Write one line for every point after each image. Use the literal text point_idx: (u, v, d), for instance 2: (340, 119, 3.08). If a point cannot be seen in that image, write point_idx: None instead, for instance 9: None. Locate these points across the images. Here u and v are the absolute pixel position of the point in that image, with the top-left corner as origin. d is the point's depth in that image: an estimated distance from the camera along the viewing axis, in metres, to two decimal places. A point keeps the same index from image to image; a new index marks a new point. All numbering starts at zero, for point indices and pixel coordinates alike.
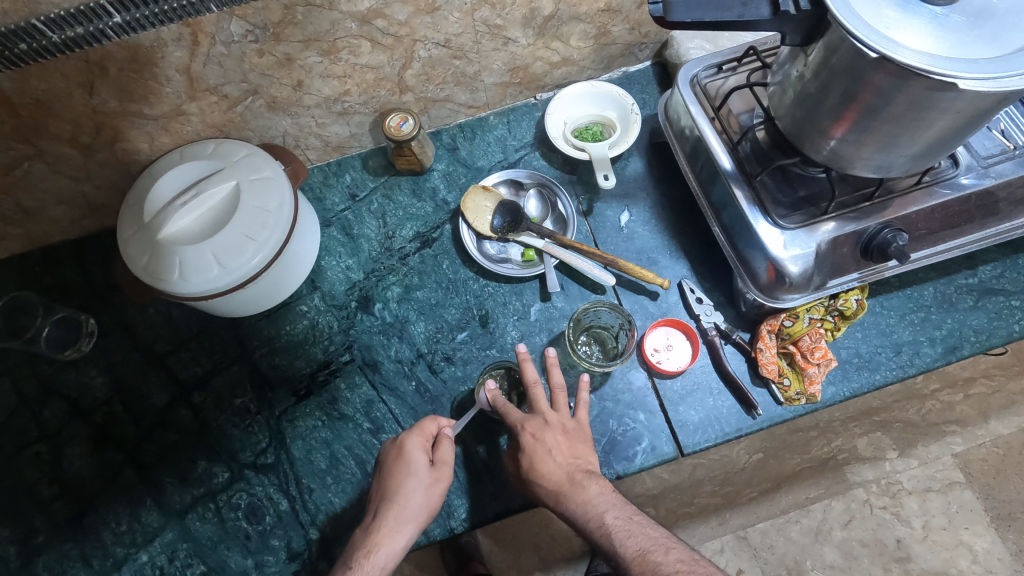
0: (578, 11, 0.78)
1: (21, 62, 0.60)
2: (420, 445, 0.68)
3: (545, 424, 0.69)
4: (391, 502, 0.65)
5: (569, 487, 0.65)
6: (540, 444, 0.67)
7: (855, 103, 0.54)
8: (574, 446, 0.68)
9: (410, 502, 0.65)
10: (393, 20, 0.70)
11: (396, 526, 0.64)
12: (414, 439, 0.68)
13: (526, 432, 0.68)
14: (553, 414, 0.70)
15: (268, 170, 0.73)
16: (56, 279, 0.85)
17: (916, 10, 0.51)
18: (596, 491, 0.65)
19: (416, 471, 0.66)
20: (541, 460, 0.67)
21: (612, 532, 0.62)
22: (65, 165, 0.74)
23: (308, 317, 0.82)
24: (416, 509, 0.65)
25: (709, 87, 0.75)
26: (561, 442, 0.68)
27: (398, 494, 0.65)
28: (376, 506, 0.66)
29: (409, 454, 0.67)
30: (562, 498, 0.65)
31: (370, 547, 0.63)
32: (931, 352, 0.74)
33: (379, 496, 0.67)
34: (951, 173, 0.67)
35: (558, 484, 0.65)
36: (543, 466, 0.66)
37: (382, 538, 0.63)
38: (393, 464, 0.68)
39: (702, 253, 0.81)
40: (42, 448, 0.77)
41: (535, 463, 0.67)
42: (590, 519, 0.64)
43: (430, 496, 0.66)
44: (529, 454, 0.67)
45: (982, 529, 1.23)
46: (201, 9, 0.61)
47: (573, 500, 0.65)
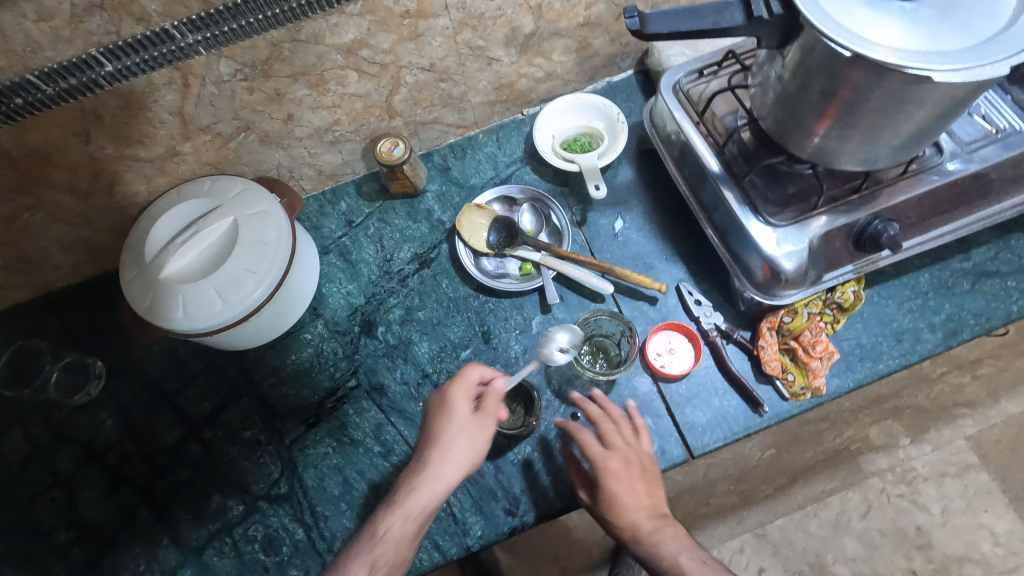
0: (559, 27, 0.80)
1: (18, 116, 0.61)
2: (464, 396, 0.68)
3: (626, 459, 0.68)
4: (431, 447, 0.64)
5: (653, 531, 0.64)
6: (620, 481, 0.66)
7: (835, 100, 0.55)
8: (648, 491, 0.67)
9: (454, 446, 0.64)
10: (378, 49, 0.71)
11: (431, 479, 0.62)
12: (456, 394, 0.67)
13: (605, 473, 0.67)
14: (628, 448, 0.69)
15: (265, 203, 0.75)
16: (62, 324, 0.86)
17: (886, 7, 0.52)
18: (675, 540, 0.63)
19: (462, 419, 0.66)
20: (624, 501, 0.66)
21: (686, 569, 0.60)
22: (65, 213, 0.76)
23: (313, 344, 0.82)
24: (463, 453, 0.64)
25: (692, 92, 0.76)
26: (643, 483, 0.67)
27: (438, 439, 0.64)
28: (419, 451, 0.65)
29: (455, 402, 0.67)
30: (635, 540, 0.64)
31: (426, 474, 0.63)
32: (932, 338, 0.75)
33: (423, 445, 0.65)
34: (937, 160, 0.68)
35: (637, 525, 0.64)
36: (626, 504, 0.65)
37: (435, 469, 0.63)
38: (435, 419, 0.67)
39: (697, 254, 0.82)
40: (57, 493, 0.77)
41: (614, 501, 0.66)
42: (662, 556, 0.62)
43: (473, 451, 0.64)
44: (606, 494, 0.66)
45: (1002, 510, 1.23)
46: (191, 53, 0.63)
47: (652, 540, 0.63)
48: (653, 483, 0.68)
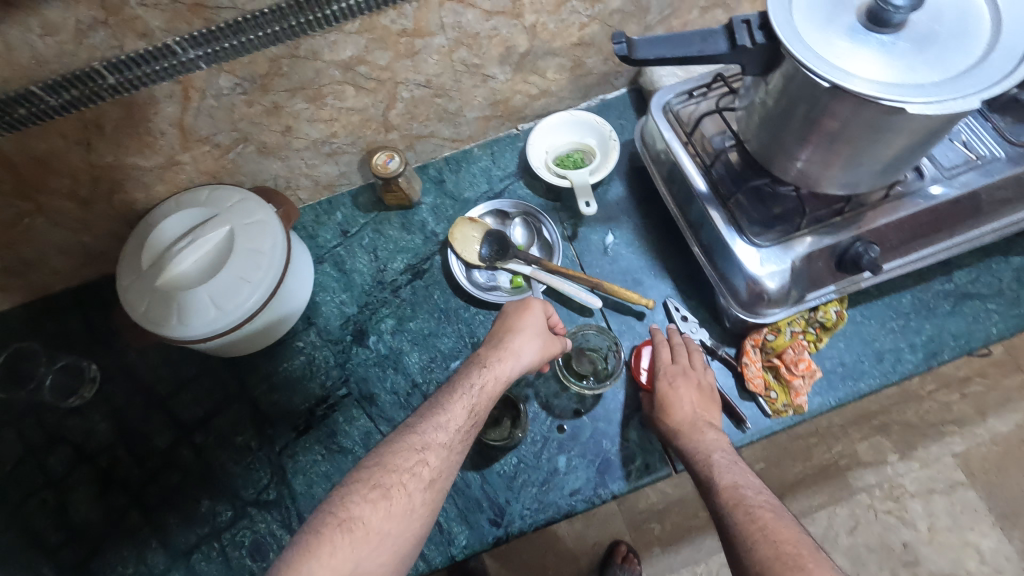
0: (553, 47, 0.82)
1: (21, 125, 0.63)
2: (544, 305, 0.74)
3: (685, 372, 0.73)
4: (514, 332, 0.69)
5: (692, 427, 0.69)
6: (677, 390, 0.71)
7: (816, 126, 0.57)
8: (699, 397, 0.71)
9: (531, 339, 0.69)
10: (375, 66, 0.73)
11: (513, 356, 0.67)
12: (537, 301, 0.73)
13: (666, 377, 0.73)
14: (700, 373, 0.73)
15: (261, 214, 0.76)
16: (58, 327, 0.87)
17: (864, 38, 0.53)
18: (713, 440, 0.68)
19: (543, 319, 0.72)
20: (672, 404, 0.71)
21: (714, 464, 0.65)
22: (65, 218, 0.77)
23: (305, 352, 0.84)
24: (537, 349, 0.69)
25: (682, 113, 0.78)
26: (693, 394, 0.71)
27: (517, 330, 0.70)
28: (499, 337, 0.69)
29: (538, 305, 0.73)
30: (679, 436, 0.69)
31: (505, 352, 0.67)
32: (913, 358, 0.76)
33: (499, 334, 0.70)
34: (918, 185, 0.69)
35: (681, 425, 0.69)
36: (680, 408, 0.70)
37: (515, 346, 0.68)
38: (514, 312, 0.72)
39: (684, 271, 0.83)
40: (49, 494, 0.78)
41: (671, 406, 0.71)
42: (698, 451, 0.67)
43: (542, 351, 0.70)
44: (666, 400, 0.71)
45: (988, 528, 1.24)
46: (191, 67, 0.64)
47: (691, 441, 0.68)
48: (706, 396, 0.72)
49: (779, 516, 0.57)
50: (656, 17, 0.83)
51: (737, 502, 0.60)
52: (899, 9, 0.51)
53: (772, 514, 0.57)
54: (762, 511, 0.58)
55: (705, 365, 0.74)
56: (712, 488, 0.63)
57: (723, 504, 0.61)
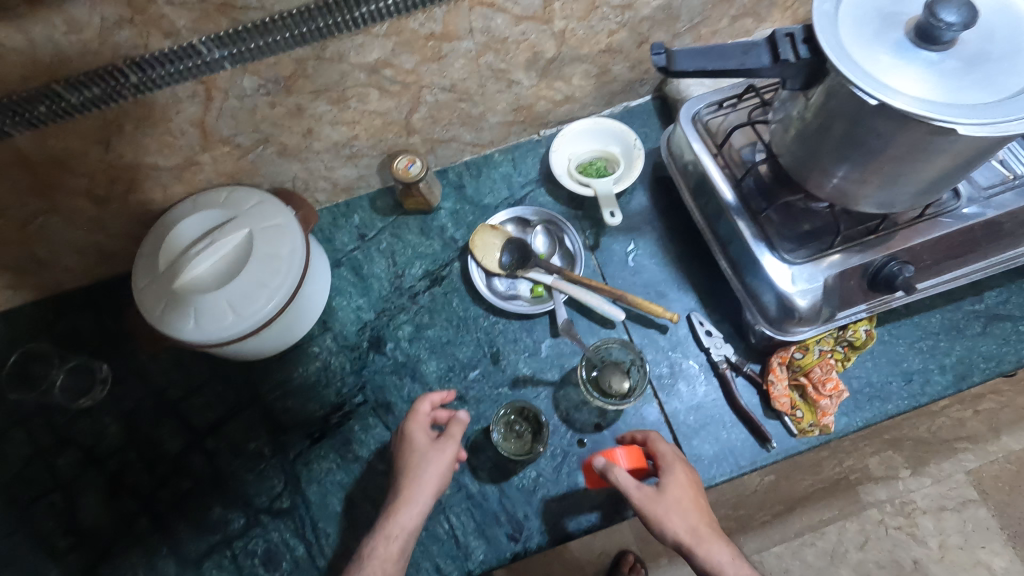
0: (580, 53, 0.80)
1: (40, 124, 0.61)
2: (421, 429, 0.70)
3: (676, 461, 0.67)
4: (405, 473, 0.67)
5: (712, 536, 0.64)
6: (673, 496, 0.65)
7: (855, 143, 0.56)
8: (696, 495, 0.66)
9: (427, 473, 0.67)
10: (401, 69, 0.72)
11: (411, 502, 0.66)
12: (414, 426, 0.70)
13: (670, 472, 0.66)
14: (682, 474, 0.66)
15: (280, 217, 0.75)
16: (68, 326, 0.86)
17: (911, 56, 0.52)
18: (718, 548, 0.64)
19: (422, 443, 0.69)
20: (673, 517, 0.64)
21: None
22: (79, 217, 0.76)
23: (321, 358, 0.82)
24: (434, 469, 0.67)
25: (711, 124, 0.76)
26: (687, 500, 0.65)
27: (405, 478, 0.67)
28: (401, 481, 0.68)
29: (415, 429, 0.70)
30: (687, 547, 0.64)
31: (397, 504, 0.66)
32: (943, 380, 0.75)
33: (395, 483, 0.69)
34: (953, 205, 0.68)
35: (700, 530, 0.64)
36: (690, 510, 0.64)
37: (407, 495, 0.66)
38: (404, 450, 0.69)
39: (709, 284, 0.82)
40: (57, 497, 0.77)
41: (688, 510, 0.64)
42: (736, 569, 0.63)
43: (439, 474, 0.67)
44: (677, 500, 0.64)
45: (1000, 547, 1.23)
46: (216, 67, 0.63)
47: (708, 550, 0.64)
48: (698, 489, 0.66)
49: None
50: (686, 24, 0.82)
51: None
52: (952, 26, 0.49)
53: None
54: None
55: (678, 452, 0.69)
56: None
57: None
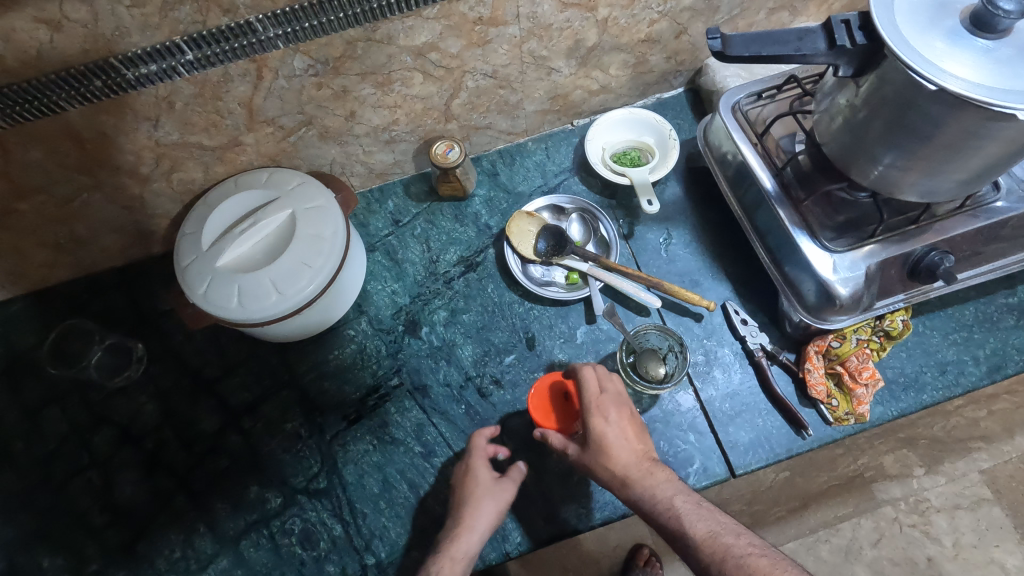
0: (620, 42, 0.80)
1: (95, 99, 0.62)
2: (483, 463, 0.72)
3: (607, 400, 0.70)
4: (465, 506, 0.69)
5: (640, 471, 0.66)
6: (610, 426, 0.68)
7: (906, 131, 0.56)
8: (625, 433, 0.68)
9: (487, 506, 0.69)
10: (446, 53, 0.72)
11: (471, 530, 0.68)
12: (476, 460, 0.72)
13: (596, 412, 0.69)
14: (621, 399, 0.70)
15: (322, 199, 0.75)
16: (104, 306, 0.86)
17: (967, 43, 0.52)
18: (665, 478, 0.65)
19: (484, 478, 0.70)
20: (609, 447, 0.67)
21: (681, 513, 0.62)
22: (121, 196, 0.76)
23: (356, 341, 0.83)
24: (494, 503, 0.69)
25: (750, 114, 0.77)
26: (627, 430, 0.68)
27: (467, 506, 0.69)
28: (455, 513, 0.70)
29: (476, 465, 0.71)
30: (630, 482, 0.65)
31: (459, 529, 0.68)
32: (977, 371, 0.75)
33: (453, 508, 0.70)
34: (991, 198, 0.68)
35: (628, 469, 0.66)
36: (614, 451, 0.67)
37: (468, 520, 0.68)
38: (461, 484, 0.71)
39: (743, 274, 0.82)
40: (94, 474, 0.77)
41: (608, 448, 0.67)
42: (660, 499, 0.64)
43: (499, 512, 0.69)
44: (598, 441, 0.67)
45: (1013, 546, 1.18)
46: (269, 46, 0.63)
47: (642, 484, 0.65)
48: (631, 425, 0.69)
49: (772, 558, 0.57)
50: (725, 16, 0.82)
51: (724, 555, 0.58)
52: (1010, 13, 0.50)
53: (770, 564, 0.56)
54: (753, 559, 0.58)
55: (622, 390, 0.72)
56: (688, 539, 0.61)
57: (706, 557, 0.59)
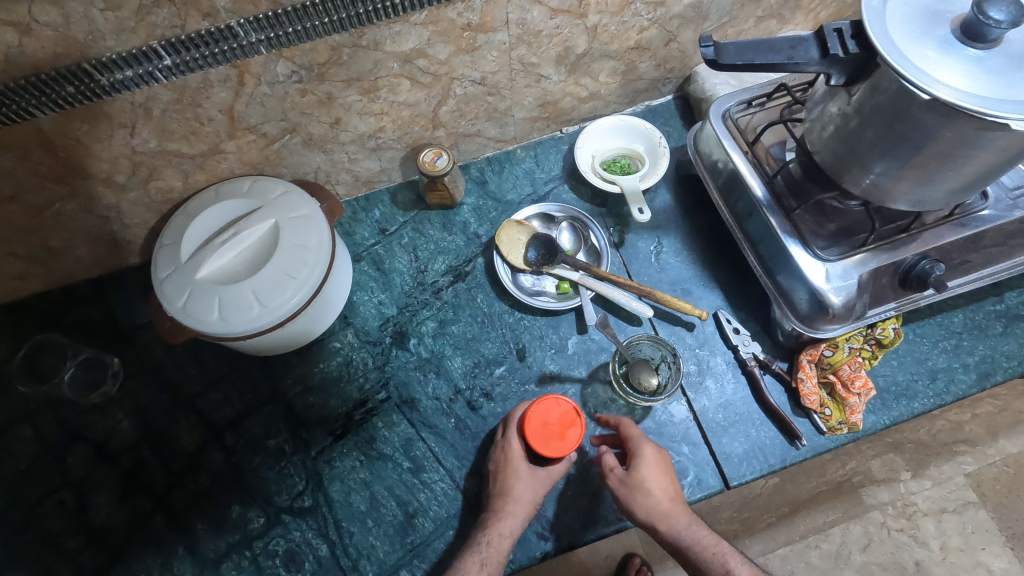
0: (610, 49, 0.80)
1: (67, 105, 0.59)
2: (522, 454, 0.70)
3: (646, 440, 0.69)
4: (506, 495, 0.68)
5: (679, 509, 0.67)
6: (650, 461, 0.68)
7: (899, 140, 0.56)
8: (667, 472, 0.68)
9: (525, 494, 0.68)
10: (434, 59, 0.71)
11: (516, 514, 0.67)
12: (517, 458, 0.70)
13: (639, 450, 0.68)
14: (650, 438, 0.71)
15: (306, 208, 0.73)
16: (78, 318, 0.83)
17: (959, 52, 0.52)
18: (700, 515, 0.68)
19: (525, 471, 0.69)
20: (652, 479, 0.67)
21: (726, 553, 0.65)
22: (97, 205, 0.73)
23: (343, 353, 0.81)
24: (533, 493, 0.69)
25: (740, 122, 0.77)
26: (666, 464, 0.69)
27: (511, 495, 0.68)
28: (497, 500, 0.68)
29: (518, 462, 0.70)
30: (670, 516, 0.66)
31: (505, 512, 0.67)
32: (967, 379, 0.75)
33: (493, 492, 0.69)
34: (979, 206, 0.68)
35: (670, 506, 0.66)
36: (658, 489, 0.66)
37: (512, 505, 0.68)
38: (501, 474, 0.70)
39: (735, 283, 0.82)
40: (67, 495, 0.74)
41: (653, 487, 0.66)
42: (701, 538, 0.65)
43: (538, 499, 0.70)
44: (642, 482, 0.66)
45: (999, 548, 1.17)
46: (251, 52, 0.61)
47: (681, 521, 0.66)
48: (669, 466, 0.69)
49: None
50: (714, 24, 0.82)
51: None
52: (1000, 23, 0.49)
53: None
54: None
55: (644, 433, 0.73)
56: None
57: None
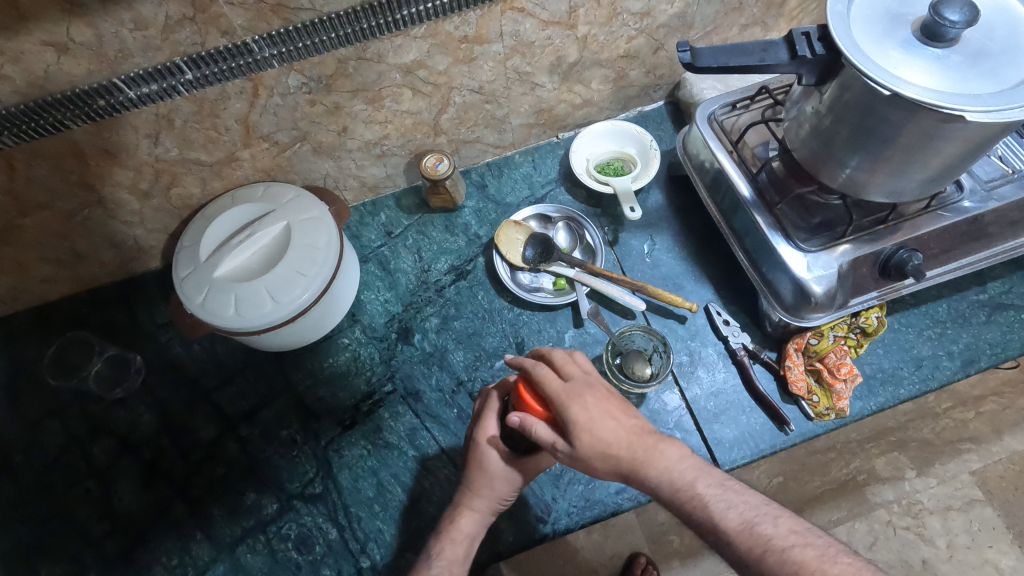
0: (600, 58, 0.84)
1: (97, 117, 0.65)
2: (488, 443, 0.68)
3: (585, 387, 0.60)
4: (468, 490, 0.68)
5: (646, 450, 0.57)
6: (586, 412, 0.58)
7: (868, 134, 0.60)
8: (623, 413, 0.60)
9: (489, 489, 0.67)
10: (434, 70, 0.76)
11: (476, 509, 0.68)
12: (482, 445, 0.68)
13: (571, 402, 0.58)
14: (581, 379, 0.61)
15: (316, 210, 0.78)
16: (103, 319, 0.88)
17: (919, 52, 0.56)
18: (676, 456, 0.57)
19: (490, 463, 0.67)
20: (596, 430, 0.57)
21: (707, 500, 0.54)
22: (122, 211, 0.79)
23: (350, 349, 0.85)
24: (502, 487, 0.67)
25: (725, 123, 0.81)
26: (613, 409, 0.59)
27: (474, 487, 0.68)
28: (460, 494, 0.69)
29: (483, 449, 0.68)
30: (637, 468, 0.57)
31: (463, 508, 0.68)
32: (951, 365, 0.78)
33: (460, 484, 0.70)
34: (956, 198, 0.72)
35: (632, 449, 0.57)
36: (611, 435, 0.57)
37: (470, 503, 0.68)
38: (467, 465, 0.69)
39: (725, 277, 0.85)
40: (92, 484, 0.78)
41: (601, 434, 0.57)
42: (676, 485, 0.55)
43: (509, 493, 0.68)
44: (589, 431, 0.57)
45: (1007, 546, 1.11)
46: (264, 65, 0.66)
47: (654, 466, 0.57)
48: (620, 406, 0.60)
49: (819, 549, 0.49)
50: (699, 32, 0.87)
51: (765, 550, 0.49)
52: (955, 24, 0.53)
53: (820, 556, 0.48)
54: (798, 550, 0.49)
55: (589, 369, 0.63)
56: (717, 530, 0.52)
57: (742, 548, 0.51)
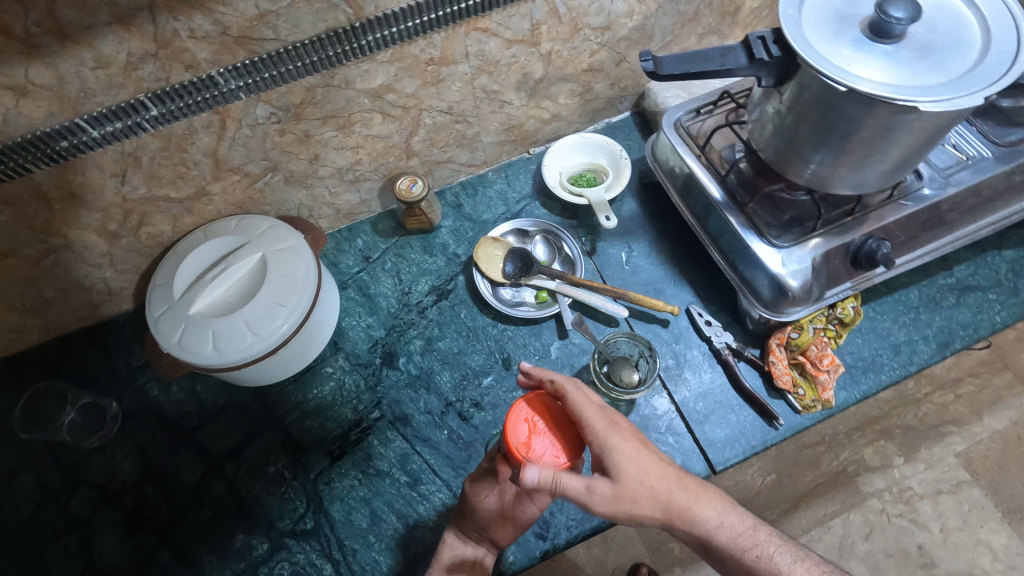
0: (565, 73, 0.86)
1: (59, 159, 0.63)
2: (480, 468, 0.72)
3: (617, 421, 0.61)
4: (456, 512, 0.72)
5: (696, 493, 0.61)
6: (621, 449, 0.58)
7: (829, 130, 0.62)
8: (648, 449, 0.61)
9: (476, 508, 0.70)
10: (403, 93, 0.76)
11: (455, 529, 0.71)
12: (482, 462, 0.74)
13: (614, 438, 0.59)
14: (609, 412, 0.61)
15: (292, 239, 0.77)
16: (76, 366, 0.85)
17: (870, 49, 0.58)
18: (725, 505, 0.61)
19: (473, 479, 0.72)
20: (642, 470, 0.58)
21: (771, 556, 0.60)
22: (90, 254, 0.77)
23: (334, 377, 0.83)
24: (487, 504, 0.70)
25: (691, 129, 0.83)
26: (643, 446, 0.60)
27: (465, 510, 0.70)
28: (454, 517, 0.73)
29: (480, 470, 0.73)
30: (691, 514, 0.60)
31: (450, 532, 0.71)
32: (928, 349, 0.80)
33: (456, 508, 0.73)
34: (916, 186, 0.74)
35: (679, 495, 0.60)
36: (659, 477, 0.59)
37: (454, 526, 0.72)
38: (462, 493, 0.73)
39: (703, 278, 0.87)
40: (71, 539, 0.75)
41: (644, 474, 0.58)
42: (731, 533, 0.60)
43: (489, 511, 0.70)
44: (632, 469, 0.58)
45: (997, 524, 1.11)
46: (231, 98, 0.66)
47: (705, 514, 0.60)
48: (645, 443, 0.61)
49: None
50: (659, 43, 0.89)
51: None
52: (901, 20, 0.55)
53: None
54: None
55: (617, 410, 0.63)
56: None
57: None
